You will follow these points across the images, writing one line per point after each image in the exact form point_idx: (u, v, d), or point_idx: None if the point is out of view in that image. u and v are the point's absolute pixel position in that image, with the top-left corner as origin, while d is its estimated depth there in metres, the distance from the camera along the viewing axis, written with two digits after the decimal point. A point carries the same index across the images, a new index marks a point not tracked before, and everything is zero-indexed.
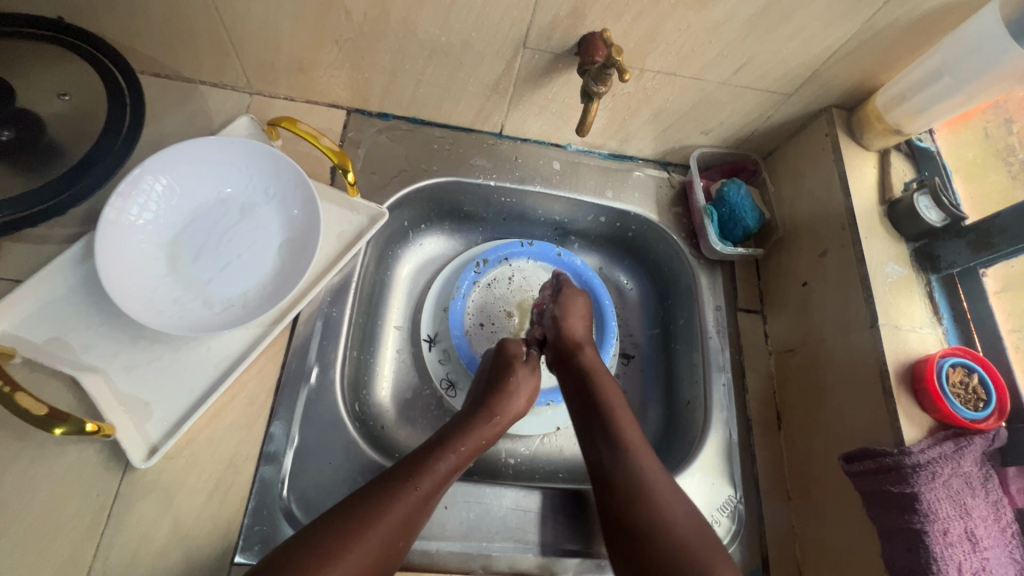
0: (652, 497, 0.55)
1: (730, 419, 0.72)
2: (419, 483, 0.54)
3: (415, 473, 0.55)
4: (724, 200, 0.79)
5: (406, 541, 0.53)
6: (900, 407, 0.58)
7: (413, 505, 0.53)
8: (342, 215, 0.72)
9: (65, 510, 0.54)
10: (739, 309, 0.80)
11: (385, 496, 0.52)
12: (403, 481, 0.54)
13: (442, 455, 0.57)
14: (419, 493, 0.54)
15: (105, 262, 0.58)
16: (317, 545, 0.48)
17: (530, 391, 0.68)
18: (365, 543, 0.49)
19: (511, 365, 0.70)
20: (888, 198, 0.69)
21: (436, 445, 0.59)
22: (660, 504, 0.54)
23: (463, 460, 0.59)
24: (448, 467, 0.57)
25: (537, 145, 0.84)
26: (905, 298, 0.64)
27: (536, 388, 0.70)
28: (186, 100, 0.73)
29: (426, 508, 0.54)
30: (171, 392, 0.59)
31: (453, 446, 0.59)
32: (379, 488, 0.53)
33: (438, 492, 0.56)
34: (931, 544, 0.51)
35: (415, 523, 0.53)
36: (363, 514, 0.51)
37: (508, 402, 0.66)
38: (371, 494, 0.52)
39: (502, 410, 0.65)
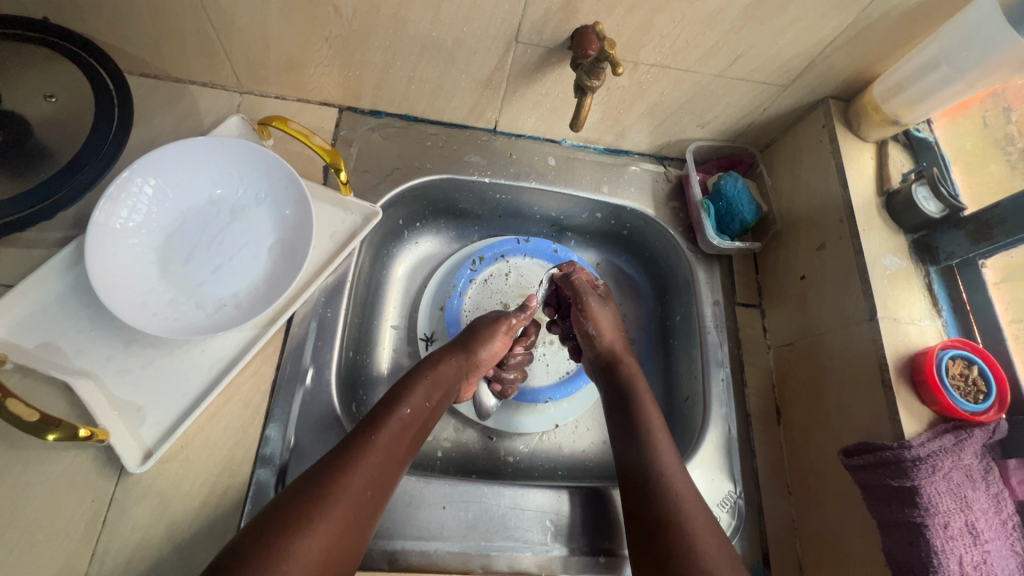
0: (671, 484, 0.57)
1: (729, 414, 0.71)
2: (378, 434, 0.55)
3: (373, 426, 0.55)
4: (721, 194, 0.78)
5: (379, 494, 0.53)
6: (899, 400, 0.57)
7: (378, 456, 0.53)
8: (335, 215, 0.72)
9: (59, 517, 0.53)
10: (737, 303, 0.79)
11: (348, 453, 0.53)
12: (361, 437, 0.54)
13: (396, 406, 0.58)
14: (379, 443, 0.54)
15: (94, 266, 0.57)
16: (287, 511, 0.47)
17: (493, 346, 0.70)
18: (339, 499, 0.49)
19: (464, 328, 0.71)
20: (886, 189, 0.69)
21: (389, 399, 0.59)
22: (672, 490, 0.57)
23: (419, 409, 0.60)
24: (403, 416, 0.58)
25: (531, 141, 0.84)
26: (904, 290, 0.63)
27: (495, 351, 0.70)
28: (175, 100, 0.72)
29: (391, 458, 0.55)
30: (165, 396, 0.59)
31: (405, 397, 0.60)
32: (340, 451, 0.53)
33: (399, 442, 0.56)
34: (932, 537, 0.51)
35: (383, 473, 0.53)
36: (329, 473, 0.51)
37: (458, 356, 0.67)
38: (336, 457, 0.52)
39: (452, 366, 0.66)
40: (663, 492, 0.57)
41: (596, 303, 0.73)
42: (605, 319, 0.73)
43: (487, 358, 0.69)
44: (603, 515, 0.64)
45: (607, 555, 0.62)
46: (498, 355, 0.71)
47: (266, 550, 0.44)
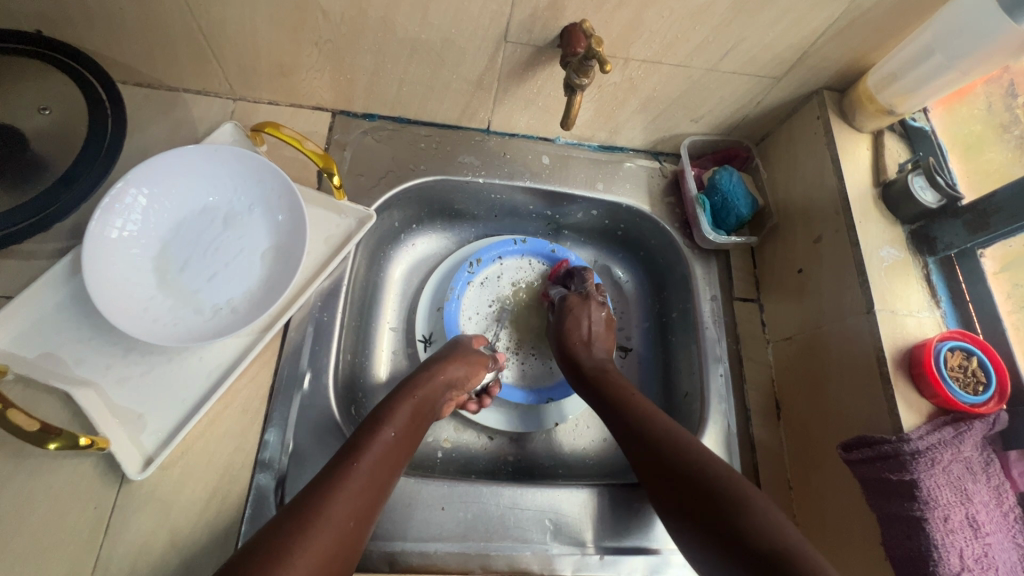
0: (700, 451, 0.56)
1: (728, 410, 0.71)
2: (360, 459, 0.55)
3: (355, 451, 0.56)
4: (716, 188, 0.78)
5: (364, 518, 0.52)
6: (898, 394, 0.57)
7: (360, 481, 0.53)
8: (330, 219, 0.72)
9: (63, 524, 0.54)
10: (734, 298, 0.79)
11: (333, 478, 0.53)
12: (345, 463, 0.54)
13: (378, 429, 0.58)
14: (363, 469, 0.54)
15: (91, 276, 0.57)
16: (274, 537, 0.46)
17: (471, 367, 0.70)
18: (323, 523, 0.48)
19: (447, 347, 0.72)
20: (882, 180, 0.68)
21: (372, 422, 0.59)
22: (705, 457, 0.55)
23: (401, 430, 0.60)
24: (386, 438, 0.58)
25: (525, 140, 0.83)
26: (902, 282, 0.62)
27: (478, 375, 0.71)
28: (170, 108, 0.73)
29: (376, 480, 0.55)
30: (165, 403, 0.59)
31: (386, 420, 0.60)
32: (323, 478, 0.53)
33: (382, 466, 0.56)
34: (932, 532, 0.51)
35: (365, 500, 0.53)
36: (314, 497, 0.50)
37: (441, 375, 0.67)
38: (320, 483, 0.52)
39: (436, 385, 0.66)
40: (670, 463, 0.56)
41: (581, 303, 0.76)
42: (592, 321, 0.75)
43: (467, 376, 0.69)
44: (600, 513, 0.64)
45: (608, 554, 0.62)
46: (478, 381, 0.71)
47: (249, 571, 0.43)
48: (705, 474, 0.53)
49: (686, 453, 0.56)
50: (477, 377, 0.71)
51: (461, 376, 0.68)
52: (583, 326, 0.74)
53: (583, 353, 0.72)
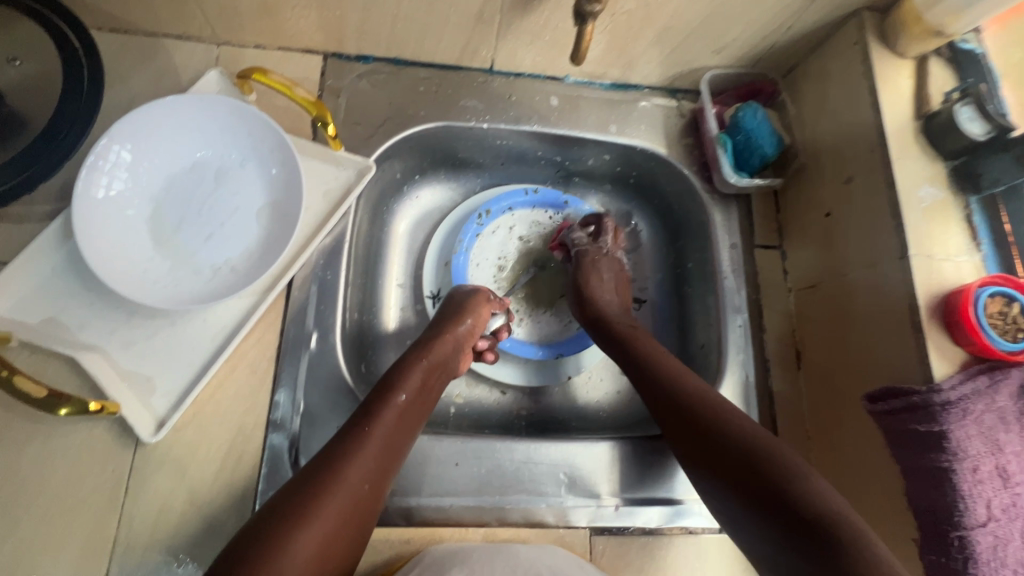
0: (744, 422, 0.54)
1: (746, 360, 0.70)
2: (373, 425, 0.54)
3: (368, 418, 0.54)
4: (738, 127, 0.72)
5: (378, 483, 0.52)
6: (930, 342, 0.54)
7: (374, 447, 0.52)
8: (328, 172, 0.68)
9: (83, 485, 0.55)
10: (756, 245, 0.75)
11: (345, 444, 0.52)
12: (357, 430, 0.53)
13: (390, 395, 0.57)
14: (376, 434, 0.53)
15: (84, 238, 0.55)
16: (284, 508, 0.46)
17: (476, 316, 0.68)
18: (338, 491, 0.48)
19: (449, 300, 0.70)
20: (925, 112, 0.61)
21: (384, 386, 0.58)
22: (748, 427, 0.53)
23: (413, 394, 0.58)
24: (399, 403, 0.57)
25: (531, 80, 0.77)
26: (940, 224, 0.58)
27: (484, 319, 0.69)
28: (150, 56, 0.68)
29: (389, 445, 0.54)
30: (172, 366, 0.59)
31: (400, 383, 0.58)
32: (334, 444, 0.52)
33: (397, 430, 0.55)
34: (959, 482, 0.49)
35: (380, 465, 0.52)
36: (325, 466, 0.49)
37: (449, 330, 0.65)
38: (331, 450, 0.51)
39: (448, 342, 0.65)
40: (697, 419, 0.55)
41: (601, 259, 0.74)
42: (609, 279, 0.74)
43: (473, 328, 0.68)
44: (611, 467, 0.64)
45: (621, 504, 0.63)
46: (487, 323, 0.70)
47: (262, 544, 0.43)
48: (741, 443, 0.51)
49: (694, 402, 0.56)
50: (483, 323, 0.69)
51: (467, 333, 0.67)
52: (597, 282, 0.73)
53: (603, 304, 0.71)
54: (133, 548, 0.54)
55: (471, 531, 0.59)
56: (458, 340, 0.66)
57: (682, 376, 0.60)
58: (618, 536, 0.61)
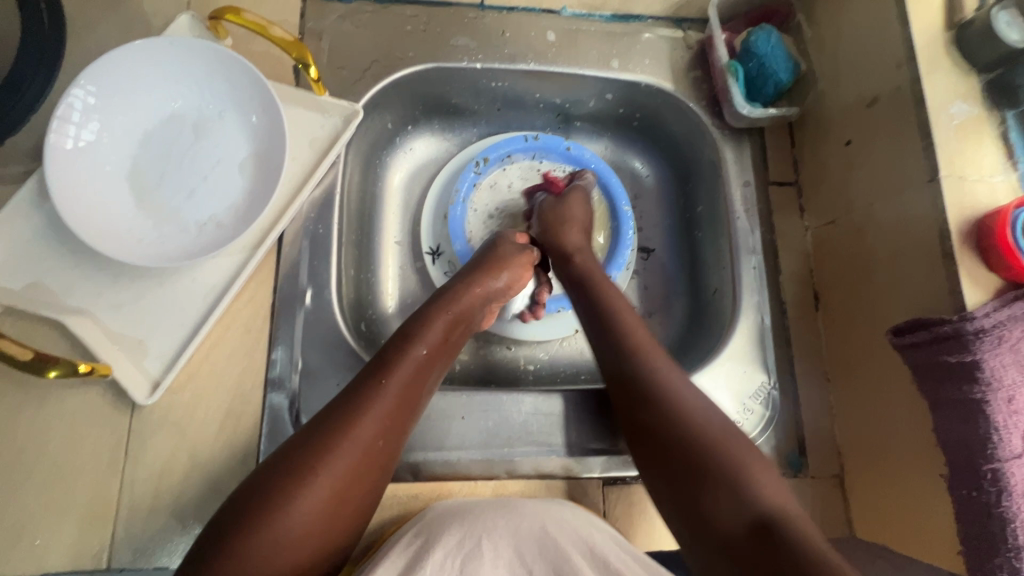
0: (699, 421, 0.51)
1: (762, 302, 0.66)
2: (387, 380, 0.51)
3: (384, 370, 0.51)
4: (751, 53, 0.67)
5: (392, 440, 0.50)
6: (962, 268, 0.50)
7: (387, 402, 0.50)
8: (313, 120, 0.64)
9: (82, 449, 0.53)
10: (770, 183, 0.71)
11: (357, 397, 0.49)
12: (371, 382, 0.50)
13: (408, 347, 0.53)
14: (390, 390, 0.50)
15: (60, 194, 0.53)
16: (288, 461, 0.45)
17: (514, 274, 0.64)
18: (346, 446, 0.46)
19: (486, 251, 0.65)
20: (957, 21, 0.55)
21: (402, 337, 0.54)
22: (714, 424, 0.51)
23: (434, 344, 0.55)
24: (418, 356, 0.54)
25: (526, 14, 0.72)
26: (974, 143, 0.53)
27: (523, 279, 0.65)
28: (116, 2, 0.63)
29: (405, 400, 0.51)
30: (164, 327, 0.56)
31: (418, 335, 0.55)
32: (345, 397, 0.50)
33: (416, 383, 0.52)
34: (993, 413, 0.46)
35: (394, 421, 0.50)
36: (336, 418, 0.48)
37: (480, 284, 0.61)
38: (343, 402, 0.49)
39: (475, 296, 0.61)
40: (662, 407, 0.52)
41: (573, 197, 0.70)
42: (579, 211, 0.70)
43: (508, 286, 0.63)
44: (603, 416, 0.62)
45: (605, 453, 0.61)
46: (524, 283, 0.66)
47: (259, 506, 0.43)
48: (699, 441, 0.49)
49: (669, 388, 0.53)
50: (520, 284, 0.65)
51: (501, 289, 0.63)
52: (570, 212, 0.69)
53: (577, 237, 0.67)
54: (137, 510, 0.53)
55: (481, 483, 0.58)
56: (490, 294, 0.62)
57: (641, 355, 0.56)
58: (628, 486, 0.60)
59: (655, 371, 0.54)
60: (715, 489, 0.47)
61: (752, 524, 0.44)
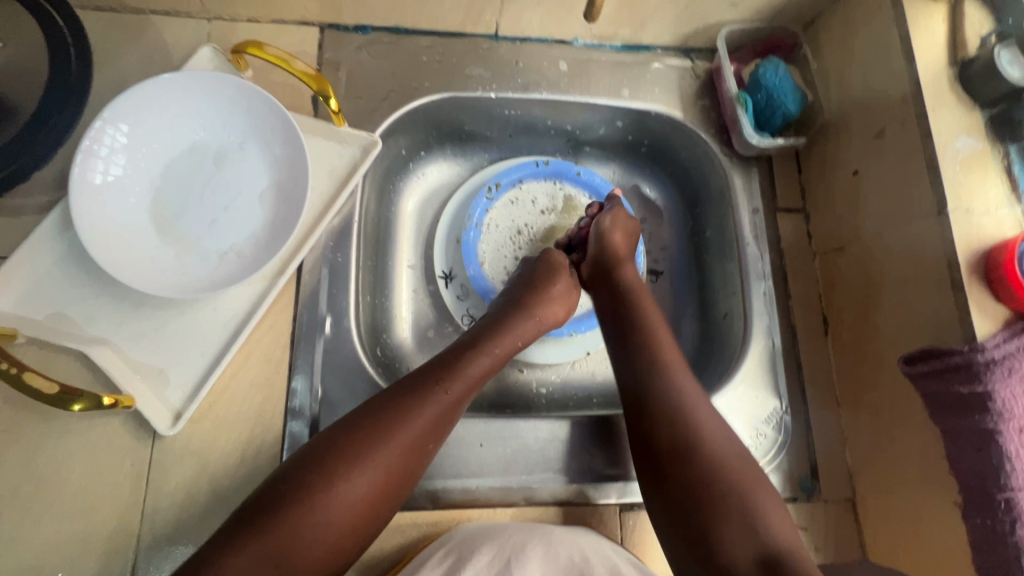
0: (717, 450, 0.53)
1: (773, 328, 0.68)
2: (448, 385, 0.55)
3: (447, 374, 0.55)
4: (759, 85, 0.68)
5: (438, 441, 0.54)
6: (971, 299, 0.51)
7: (443, 405, 0.54)
8: (332, 149, 0.65)
9: (104, 480, 0.54)
10: (778, 209, 0.72)
11: (418, 396, 0.53)
12: (436, 384, 0.54)
13: (473, 356, 0.58)
14: (449, 394, 0.54)
15: (86, 227, 0.53)
16: (340, 440, 0.50)
17: (568, 305, 0.68)
18: (397, 438, 0.51)
19: (545, 265, 0.68)
20: (960, 58, 0.57)
21: (469, 347, 0.59)
22: (732, 455, 0.54)
23: (495, 362, 0.59)
24: (479, 368, 0.58)
25: (538, 45, 0.74)
26: (979, 176, 0.55)
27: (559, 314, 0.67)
28: (139, 35, 0.65)
29: (458, 408, 0.55)
30: (186, 357, 0.57)
31: (483, 346, 0.59)
32: (408, 388, 0.54)
33: (470, 393, 0.57)
34: (1005, 443, 0.47)
35: (445, 422, 0.54)
36: (394, 409, 0.52)
37: (539, 306, 0.65)
38: (404, 392, 0.54)
39: (531, 317, 0.64)
40: (688, 430, 0.54)
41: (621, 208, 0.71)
42: (625, 224, 0.70)
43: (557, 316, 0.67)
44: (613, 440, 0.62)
45: (611, 478, 0.61)
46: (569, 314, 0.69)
47: (319, 477, 0.48)
48: (720, 473, 0.52)
49: (697, 413, 0.56)
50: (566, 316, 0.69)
51: (555, 316, 0.66)
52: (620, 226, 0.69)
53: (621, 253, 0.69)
54: (159, 541, 0.53)
55: (500, 511, 0.58)
56: (547, 321, 0.66)
57: (678, 380, 0.58)
58: (644, 512, 0.60)
59: (694, 403, 0.56)
60: (731, 522, 0.49)
61: (759, 559, 0.48)
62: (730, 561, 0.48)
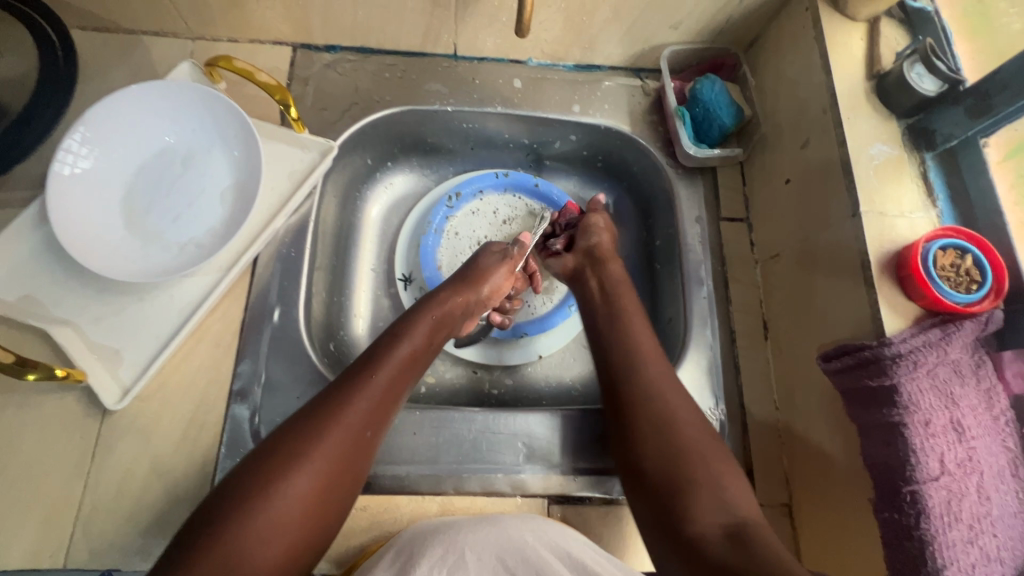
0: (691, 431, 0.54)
1: (712, 331, 0.69)
2: (377, 372, 0.55)
3: (371, 364, 0.56)
4: (697, 100, 0.73)
5: (377, 431, 0.53)
6: (882, 297, 0.53)
7: (376, 392, 0.54)
8: (293, 154, 0.70)
9: (53, 451, 0.57)
10: (721, 218, 0.74)
11: (345, 389, 0.53)
12: (361, 374, 0.54)
13: (396, 343, 0.58)
14: (378, 382, 0.54)
15: (59, 217, 0.58)
16: (277, 448, 0.48)
17: (494, 284, 0.68)
18: (332, 434, 0.50)
19: (470, 262, 0.69)
20: (877, 72, 0.61)
21: (390, 336, 0.59)
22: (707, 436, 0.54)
23: (419, 346, 0.60)
24: (406, 354, 0.58)
25: (495, 64, 0.80)
26: (894, 181, 0.57)
27: (501, 287, 0.70)
28: (128, 52, 0.72)
29: (389, 394, 0.55)
30: (140, 339, 0.61)
31: (406, 333, 0.60)
32: (335, 388, 0.54)
33: (399, 379, 0.56)
34: (911, 437, 0.47)
35: (380, 411, 0.54)
36: (326, 407, 0.51)
37: (465, 293, 0.66)
38: (333, 390, 0.53)
39: (459, 303, 0.66)
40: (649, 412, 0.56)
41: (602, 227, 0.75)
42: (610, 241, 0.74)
43: (489, 295, 0.69)
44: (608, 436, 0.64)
45: (588, 474, 0.62)
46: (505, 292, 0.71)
47: (255, 487, 0.46)
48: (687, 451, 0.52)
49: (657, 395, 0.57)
50: (499, 296, 0.70)
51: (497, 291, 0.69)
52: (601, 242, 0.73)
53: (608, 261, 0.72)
54: (97, 512, 0.56)
55: (428, 499, 0.60)
56: (472, 301, 0.67)
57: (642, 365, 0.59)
58: (575, 505, 0.61)
59: (654, 387, 0.57)
60: (700, 499, 0.49)
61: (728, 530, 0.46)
62: (702, 535, 0.47)
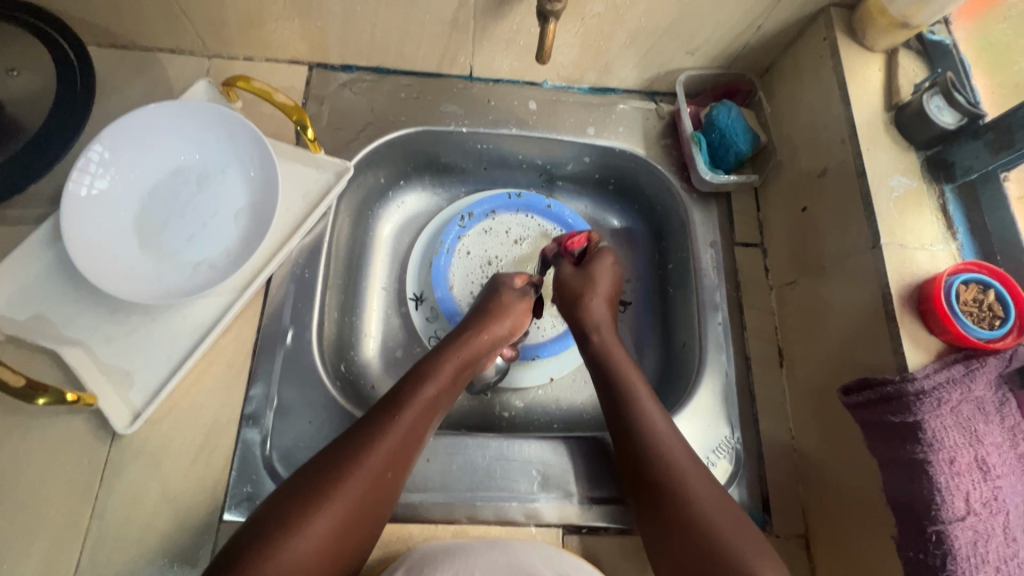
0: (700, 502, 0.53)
1: (727, 358, 0.68)
2: (401, 415, 0.55)
3: (396, 406, 0.55)
4: (713, 125, 0.73)
5: (400, 473, 0.53)
6: (903, 331, 0.52)
7: (399, 436, 0.54)
8: (309, 174, 0.70)
9: (61, 476, 0.56)
10: (736, 243, 0.74)
11: (371, 431, 0.53)
12: (385, 416, 0.54)
13: (421, 385, 0.58)
14: (402, 425, 0.54)
15: (73, 236, 0.58)
16: (302, 488, 0.49)
17: (515, 320, 0.67)
18: (355, 478, 0.50)
19: (493, 300, 0.68)
20: (895, 103, 0.61)
21: (415, 376, 0.59)
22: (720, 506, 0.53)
23: (443, 388, 0.59)
24: (429, 396, 0.58)
25: (510, 86, 0.80)
26: (913, 213, 0.57)
27: (523, 325, 0.69)
28: (145, 69, 0.72)
29: (412, 437, 0.55)
30: (152, 361, 0.60)
31: (430, 374, 0.59)
32: (361, 428, 0.54)
33: (422, 422, 0.56)
34: (936, 475, 0.47)
35: (404, 454, 0.54)
36: (350, 449, 0.52)
37: (487, 332, 0.65)
38: (360, 430, 0.54)
39: (483, 342, 0.65)
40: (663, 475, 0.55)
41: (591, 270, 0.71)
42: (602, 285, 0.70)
43: (510, 332, 0.67)
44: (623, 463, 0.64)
45: (602, 502, 0.61)
46: (525, 329, 0.70)
47: (276, 525, 0.46)
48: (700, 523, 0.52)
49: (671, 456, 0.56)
50: (521, 330, 0.69)
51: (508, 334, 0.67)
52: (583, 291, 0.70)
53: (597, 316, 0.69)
54: (104, 539, 0.54)
55: (441, 528, 0.58)
56: (494, 340, 0.66)
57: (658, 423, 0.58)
58: (589, 536, 0.60)
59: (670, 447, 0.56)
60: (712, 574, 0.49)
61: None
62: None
